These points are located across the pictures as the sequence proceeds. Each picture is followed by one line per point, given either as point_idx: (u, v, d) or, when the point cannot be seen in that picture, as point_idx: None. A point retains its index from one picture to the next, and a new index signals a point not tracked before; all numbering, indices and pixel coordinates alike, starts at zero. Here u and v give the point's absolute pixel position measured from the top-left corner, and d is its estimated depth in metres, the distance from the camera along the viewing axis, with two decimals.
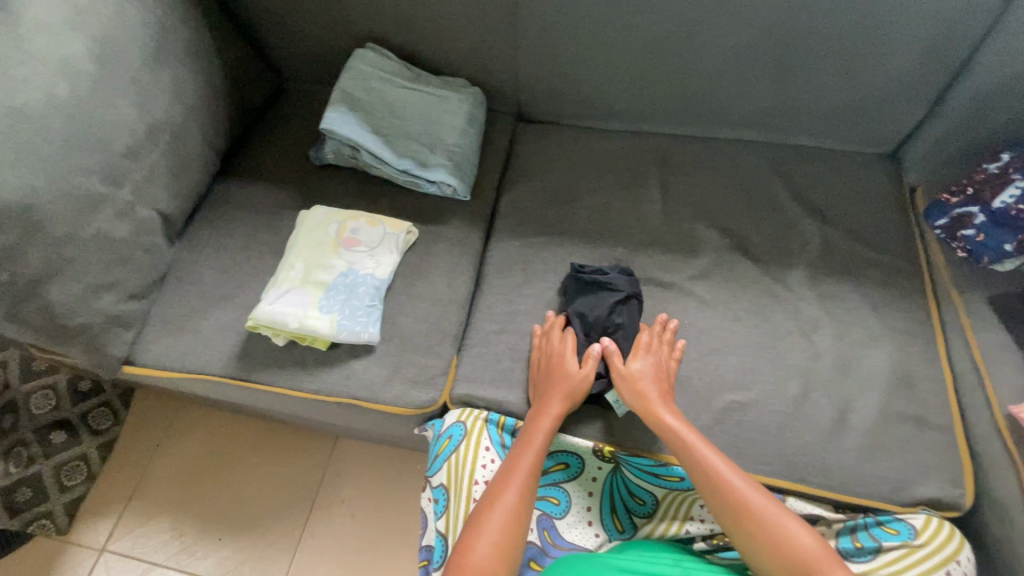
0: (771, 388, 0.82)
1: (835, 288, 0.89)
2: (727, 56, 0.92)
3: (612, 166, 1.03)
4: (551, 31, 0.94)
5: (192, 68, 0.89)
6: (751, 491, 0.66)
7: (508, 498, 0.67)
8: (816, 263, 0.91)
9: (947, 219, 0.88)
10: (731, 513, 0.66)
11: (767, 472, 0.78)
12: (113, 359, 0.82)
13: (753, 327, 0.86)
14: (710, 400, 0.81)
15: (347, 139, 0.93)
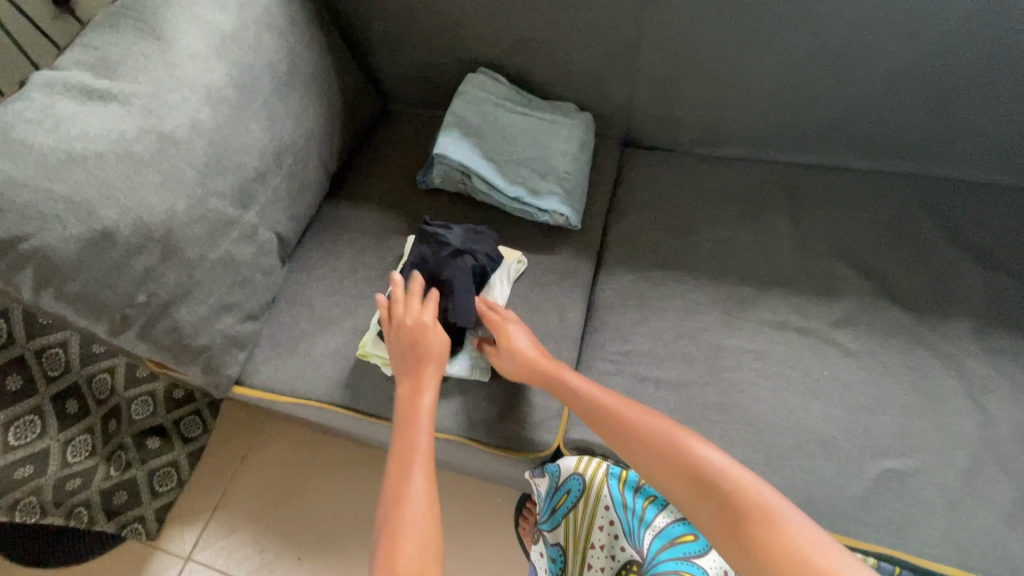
0: (933, 456, 0.72)
1: (1003, 343, 0.78)
2: (877, 79, 0.85)
3: (733, 195, 0.95)
4: (680, 55, 0.89)
5: (315, 92, 0.90)
6: (642, 422, 0.63)
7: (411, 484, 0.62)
8: (978, 313, 0.81)
9: None
10: (630, 449, 0.63)
11: (933, 556, 0.67)
12: (227, 379, 0.82)
13: (907, 384, 0.77)
14: (860, 467, 0.72)
15: (459, 165, 0.91)
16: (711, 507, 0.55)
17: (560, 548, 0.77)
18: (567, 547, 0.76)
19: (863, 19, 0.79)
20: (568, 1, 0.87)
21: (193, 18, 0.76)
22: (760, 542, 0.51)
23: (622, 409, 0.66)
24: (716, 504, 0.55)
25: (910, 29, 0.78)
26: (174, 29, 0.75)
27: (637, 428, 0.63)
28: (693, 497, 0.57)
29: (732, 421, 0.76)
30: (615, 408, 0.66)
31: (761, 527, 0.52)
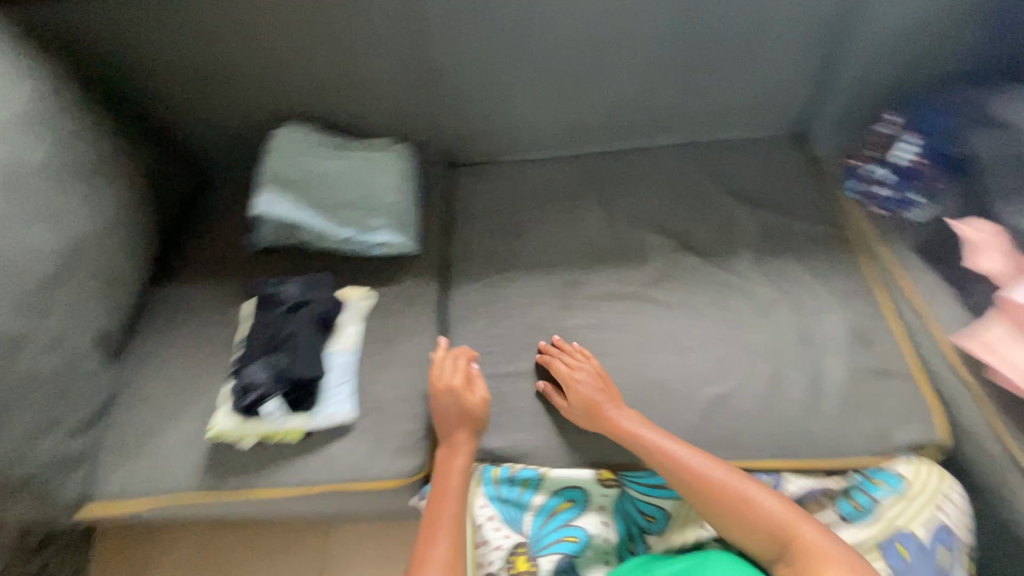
0: (744, 373, 0.85)
1: (778, 264, 0.95)
2: (631, 73, 0.99)
3: (550, 193, 1.06)
4: (465, 78, 0.98)
5: (107, 181, 0.86)
6: (715, 472, 0.70)
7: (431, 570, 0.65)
8: (756, 245, 0.97)
9: (859, 183, 0.99)
10: (694, 496, 0.70)
11: (762, 454, 0.80)
12: (64, 504, 0.75)
13: (715, 318, 0.90)
14: (693, 399, 0.83)
15: (284, 220, 0.92)
16: (769, 541, 0.65)
17: None
18: None
19: (599, 26, 0.93)
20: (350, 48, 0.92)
21: None
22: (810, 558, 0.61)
23: (695, 461, 0.71)
24: (777, 536, 0.65)
25: (640, 27, 0.93)
26: None
27: (699, 476, 0.70)
28: (756, 532, 0.66)
29: None
30: (706, 457, 0.72)
31: (813, 547, 0.62)
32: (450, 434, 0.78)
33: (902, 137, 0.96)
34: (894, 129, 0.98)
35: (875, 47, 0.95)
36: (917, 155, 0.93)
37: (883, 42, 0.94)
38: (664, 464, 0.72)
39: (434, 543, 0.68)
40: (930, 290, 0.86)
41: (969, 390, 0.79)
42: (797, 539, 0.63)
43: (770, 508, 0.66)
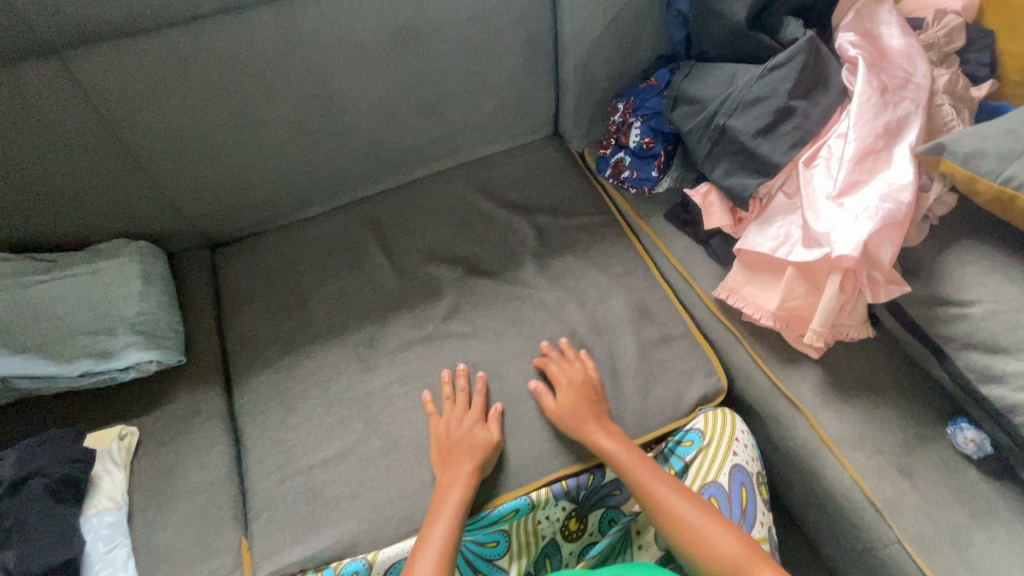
0: (613, 429, 0.91)
1: (631, 288, 1.04)
2: (494, 63, 1.09)
3: (427, 163, 1.19)
4: (336, 144, 1.07)
5: (151, 208, 1.01)
6: (683, 507, 0.76)
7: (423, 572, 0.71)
8: (588, 266, 1.06)
9: (610, 167, 1.14)
10: (662, 514, 0.77)
11: (552, 511, 0.88)
12: None
13: (564, 324, 1.00)
14: (524, 457, 0.88)
15: (146, 273, 0.96)
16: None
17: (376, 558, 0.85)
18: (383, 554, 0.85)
19: (451, 64, 1.05)
20: (205, 94, 0.91)
21: None
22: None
23: (667, 488, 0.79)
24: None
25: (487, 59, 1.07)
26: None
27: (671, 508, 0.77)
28: (716, 566, 0.70)
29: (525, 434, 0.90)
30: (671, 488, 0.79)
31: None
32: (465, 450, 0.84)
33: (632, 123, 1.09)
34: (623, 119, 1.11)
35: (730, 119, 0.92)
36: (643, 137, 1.08)
37: (758, 104, 0.90)
38: (645, 493, 0.79)
39: (434, 531, 0.75)
40: (868, 371, 0.90)
41: (844, 470, 0.85)
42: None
43: (728, 546, 0.71)
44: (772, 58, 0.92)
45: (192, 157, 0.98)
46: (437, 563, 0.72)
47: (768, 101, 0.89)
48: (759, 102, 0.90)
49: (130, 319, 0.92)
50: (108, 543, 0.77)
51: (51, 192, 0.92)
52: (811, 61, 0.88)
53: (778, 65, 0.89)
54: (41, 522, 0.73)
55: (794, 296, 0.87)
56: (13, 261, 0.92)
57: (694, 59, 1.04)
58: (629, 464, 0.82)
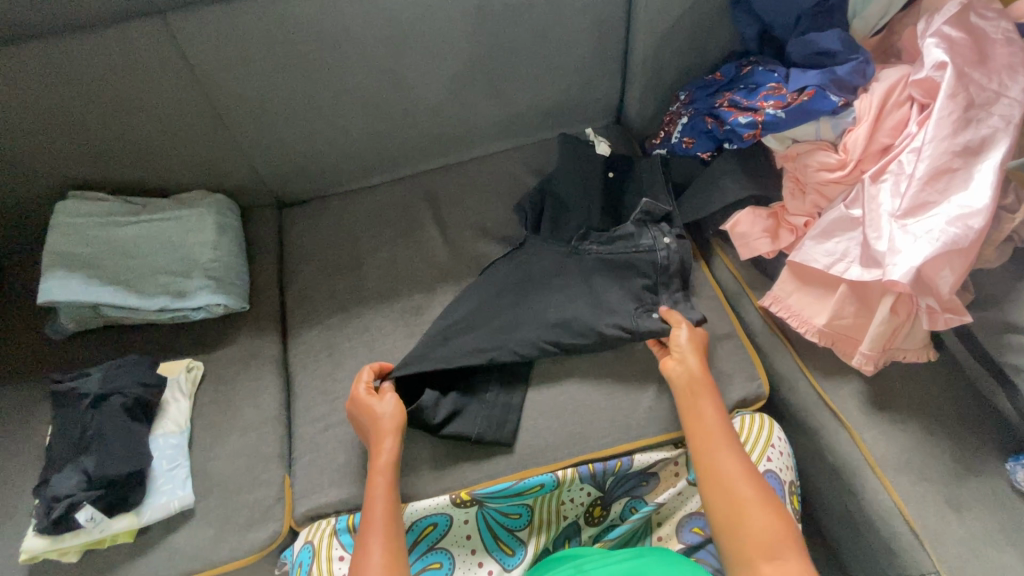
0: (646, 420, 0.91)
1: None
2: (564, 46, 1.09)
3: (485, 140, 1.21)
4: (401, 116, 1.10)
5: (227, 162, 1.08)
6: (731, 452, 0.76)
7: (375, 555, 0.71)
8: None
9: None
10: (702, 461, 0.76)
11: (574, 490, 0.89)
12: None
13: None
14: (553, 435, 0.90)
15: (214, 223, 1.03)
16: (722, 511, 0.71)
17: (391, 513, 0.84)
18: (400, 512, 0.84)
19: (521, 45, 1.06)
20: (291, 60, 0.97)
21: None
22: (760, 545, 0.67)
23: (713, 423, 0.79)
24: (732, 518, 0.70)
25: (556, 42, 1.08)
26: None
27: (713, 448, 0.76)
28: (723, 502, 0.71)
29: (556, 413, 0.92)
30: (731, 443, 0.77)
31: (744, 536, 0.68)
32: (382, 427, 0.82)
33: (679, 119, 1.10)
34: (675, 112, 1.12)
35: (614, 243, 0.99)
36: (684, 135, 1.08)
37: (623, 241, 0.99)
38: (697, 410, 0.81)
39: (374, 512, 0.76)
40: (923, 391, 0.86)
41: (885, 490, 0.81)
42: (741, 525, 0.69)
43: (746, 492, 0.71)
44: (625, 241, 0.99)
45: (271, 123, 1.04)
46: (385, 545, 0.72)
47: (575, 331, 0.93)
48: (562, 325, 0.93)
49: (204, 264, 0.99)
50: (170, 462, 0.84)
51: (149, 143, 1.01)
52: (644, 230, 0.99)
53: (627, 300, 0.94)
54: (118, 435, 0.81)
55: (843, 314, 0.86)
56: (109, 201, 1.01)
57: (759, 58, 1.05)
58: (705, 405, 0.81)
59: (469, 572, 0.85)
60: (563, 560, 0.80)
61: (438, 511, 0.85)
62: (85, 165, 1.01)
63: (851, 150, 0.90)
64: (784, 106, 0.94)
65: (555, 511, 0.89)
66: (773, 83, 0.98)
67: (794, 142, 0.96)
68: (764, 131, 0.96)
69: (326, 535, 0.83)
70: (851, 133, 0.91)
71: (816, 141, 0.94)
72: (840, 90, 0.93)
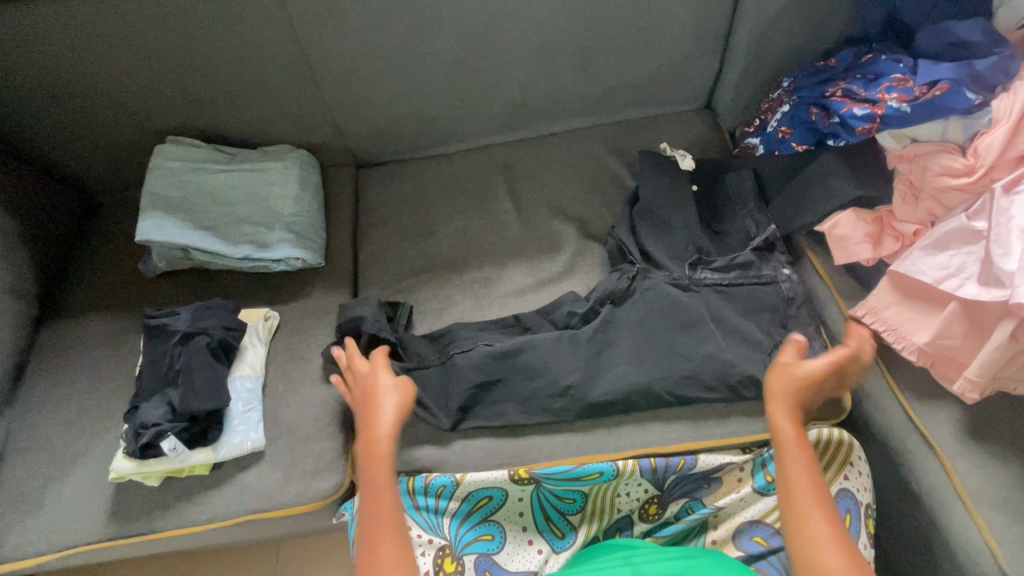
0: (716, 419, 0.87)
1: None
2: (665, 22, 1.03)
3: (569, 115, 1.17)
4: (491, 84, 1.08)
5: (314, 117, 1.09)
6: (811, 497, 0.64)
7: (383, 518, 0.68)
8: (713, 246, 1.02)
9: (741, 148, 1.10)
10: (793, 521, 0.63)
11: (633, 481, 0.87)
12: (79, 312, 1.01)
13: None
14: (617, 423, 0.88)
15: (299, 178, 1.05)
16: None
17: (450, 480, 0.84)
18: (459, 481, 0.84)
19: (621, 15, 1.01)
20: (388, 18, 0.96)
21: (29, 29, 0.90)
22: None
23: (801, 466, 0.67)
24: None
25: (657, 15, 1.02)
26: (32, 38, 0.91)
27: (799, 489, 0.65)
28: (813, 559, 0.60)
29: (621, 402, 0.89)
30: (813, 487, 0.65)
31: None
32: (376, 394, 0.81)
33: (779, 106, 1.03)
34: (775, 99, 1.05)
35: (739, 279, 0.94)
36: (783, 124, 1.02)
37: (756, 281, 0.94)
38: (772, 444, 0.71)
39: (378, 467, 0.74)
40: None
41: (976, 526, 0.75)
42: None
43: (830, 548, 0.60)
44: (750, 274, 0.94)
45: (359, 83, 1.04)
46: (391, 506, 0.70)
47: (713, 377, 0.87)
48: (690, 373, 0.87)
49: (286, 217, 1.02)
50: (246, 404, 0.88)
51: (242, 94, 1.03)
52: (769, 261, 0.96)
53: (765, 338, 0.89)
54: (202, 373, 0.85)
55: (950, 334, 0.79)
56: (202, 149, 1.05)
57: (881, 45, 0.96)
58: (783, 435, 0.70)
59: (520, 548, 0.85)
60: (606, 551, 0.80)
61: (494, 485, 0.85)
62: (184, 111, 1.04)
63: (982, 155, 0.81)
64: (909, 101, 0.86)
65: (609, 501, 0.88)
66: (898, 74, 0.89)
67: (913, 142, 0.88)
68: (883, 126, 0.89)
69: None
70: (984, 135, 0.81)
71: (941, 142, 0.85)
72: (977, 86, 0.84)
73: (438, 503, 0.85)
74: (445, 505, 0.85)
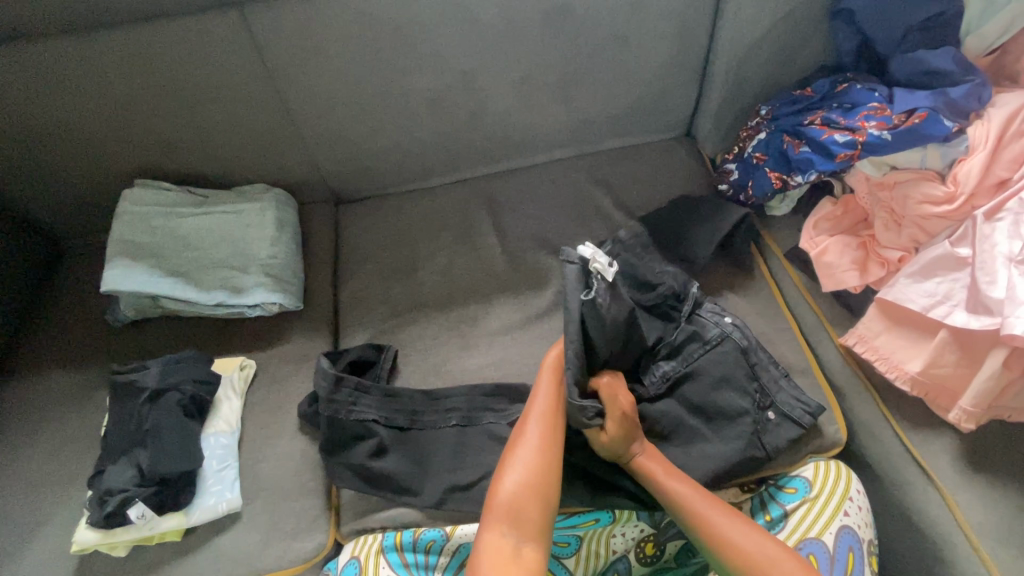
0: None
1: (749, 311, 0.97)
2: (643, 53, 1.04)
3: (552, 145, 1.16)
4: (472, 118, 1.07)
5: (290, 155, 1.06)
6: (744, 535, 0.70)
7: (521, 462, 0.72)
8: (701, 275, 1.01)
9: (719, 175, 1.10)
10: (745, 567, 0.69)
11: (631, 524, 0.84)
12: (42, 365, 0.95)
13: None
14: None
15: (276, 219, 1.02)
16: None
17: (441, 532, 0.81)
18: (449, 531, 0.81)
19: (600, 49, 1.01)
20: (365, 56, 0.94)
21: None
22: None
23: (714, 513, 0.73)
24: None
25: (635, 49, 1.02)
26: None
27: (722, 538, 0.71)
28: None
29: None
30: (743, 528, 0.71)
31: None
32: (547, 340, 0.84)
33: (756, 135, 1.03)
34: (753, 128, 1.05)
35: (693, 350, 0.88)
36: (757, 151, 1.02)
37: (711, 348, 0.88)
38: (674, 503, 0.74)
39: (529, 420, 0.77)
40: None
41: (981, 560, 0.74)
42: None
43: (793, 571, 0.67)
44: (699, 340, 0.88)
45: (337, 120, 1.02)
46: (533, 453, 0.73)
47: (713, 410, 0.85)
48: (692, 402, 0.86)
49: (262, 260, 0.98)
50: (220, 462, 0.83)
51: (215, 134, 1.00)
52: (710, 320, 0.90)
53: (744, 411, 0.84)
54: (174, 431, 0.80)
55: (942, 363, 0.79)
56: (174, 192, 1.01)
57: (856, 74, 0.97)
58: (680, 486, 0.75)
59: None
60: None
61: None
62: (152, 154, 1.01)
63: (961, 182, 0.82)
64: (889, 129, 0.86)
65: (605, 544, 0.84)
66: (875, 102, 0.90)
67: (893, 169, 0.88)
68: (863, 153, 0.88)
69: (372, 553, 0.81)
70: (962, 163, 0.82)
71: (920, 170, 0.86)
72: (953, 114, 0.85)
73: (427, 558, 0.80)
74: (436, 561, 0.80)
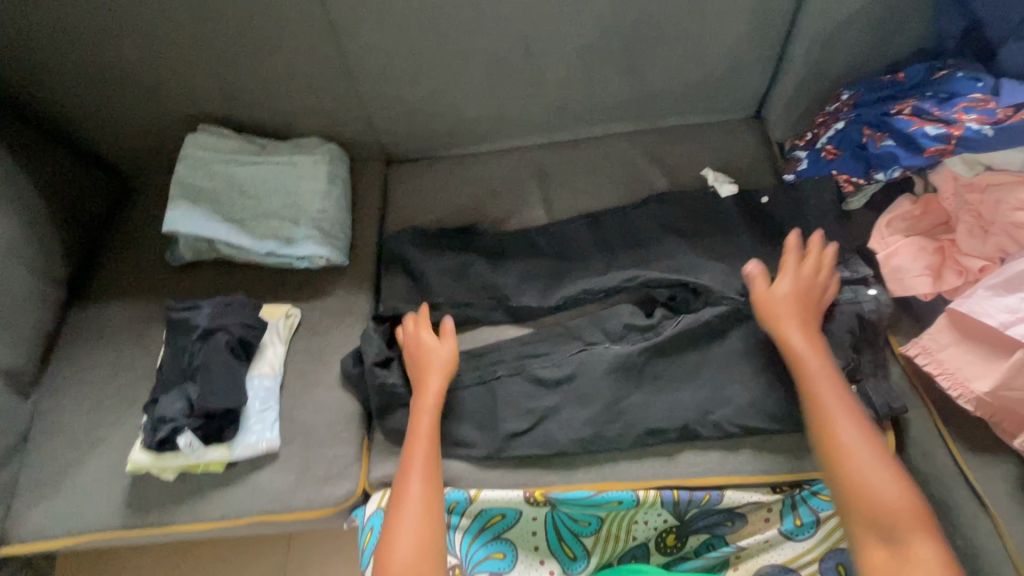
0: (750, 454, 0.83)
1: None
2: (719, 25, 0.97)
3: (610, 118, 1.11)
4: (530, 83, 1.03)
5: (346, 111, 1.06)
6: (847, 419, 0.75)
7: (414, 493, 0.76)
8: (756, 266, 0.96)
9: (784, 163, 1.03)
10: (829, 437, 0.75)
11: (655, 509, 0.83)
12: (107, 295, 1.01)
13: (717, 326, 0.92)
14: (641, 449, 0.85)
15: (329, 174, 1.03)
16: (865, 513, 0.71)
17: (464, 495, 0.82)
18: (472, 496, 0.82)
19: (673, 17, 0.95)
20: (428, 14, 0.92)
21: (67, 15, 0.89)
22: (872, 516, 0.70)
23: (833, 387, 0.78)
24: (861, 475, 0.72)
25: (710, 20, 0.96)
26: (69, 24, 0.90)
27: (823, 395, 0.77)
28: (848, 470, 0.73)
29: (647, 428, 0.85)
30: (850, 415, 0.76)
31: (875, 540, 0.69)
32: (434, 366, 0.85)
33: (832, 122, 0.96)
34: (830, 113, 0.98)
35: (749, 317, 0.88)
36: (832, 140, 0.95)
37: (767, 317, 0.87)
38: (800, 363, 0.80)
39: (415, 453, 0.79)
40: None
41: None
42: (874, 489, 0.71)
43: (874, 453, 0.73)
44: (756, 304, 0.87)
45: (395, 78, 1.01)
46: (425, 481, 0.77)
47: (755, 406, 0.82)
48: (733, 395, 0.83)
49: (312, 213, 1.00)
50: (263, 403, 0.87)
51: (276, 85, 1.01)
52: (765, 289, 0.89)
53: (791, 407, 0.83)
54: (222, 370, 0.84)
55: (1015, 387, 0.72)
56: (233, 139, 1.03)
57: (957, 60, 0.88)
58: (817, 364, 0.79)
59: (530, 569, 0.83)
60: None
61: (510, 505, 0.82)
62: (214, 101, 1.03)
63: None
64: (991, 123, 0.79)
65: (625, 529, 0.84)
66: (977, 94, 0.82)
67: (988, 170, 0.82)
68: (958, 148, 0.81)
69: None
70: None
71: (1020, 173, 0.79)
72: None
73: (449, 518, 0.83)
74: (457, 521, 0.83)
